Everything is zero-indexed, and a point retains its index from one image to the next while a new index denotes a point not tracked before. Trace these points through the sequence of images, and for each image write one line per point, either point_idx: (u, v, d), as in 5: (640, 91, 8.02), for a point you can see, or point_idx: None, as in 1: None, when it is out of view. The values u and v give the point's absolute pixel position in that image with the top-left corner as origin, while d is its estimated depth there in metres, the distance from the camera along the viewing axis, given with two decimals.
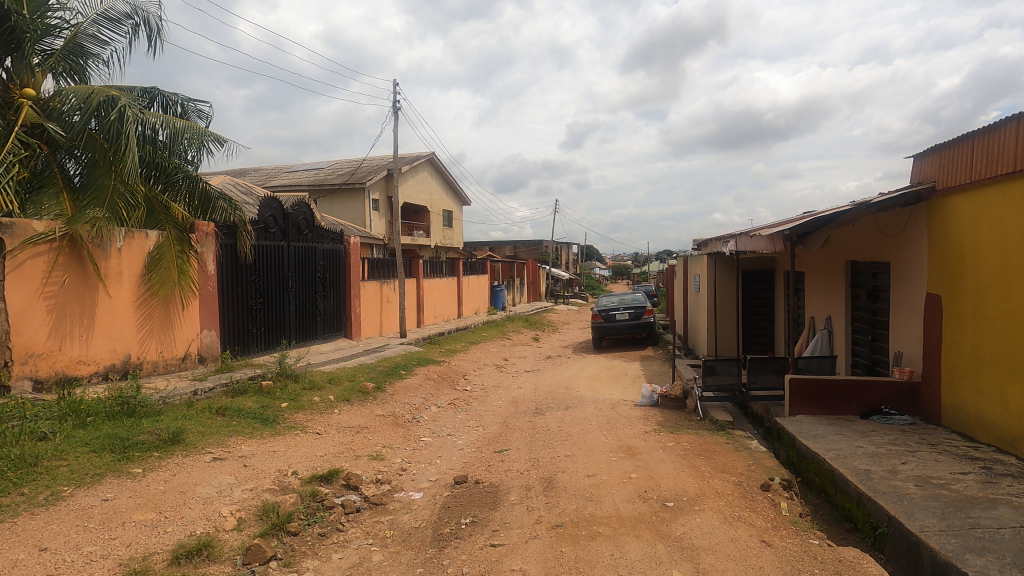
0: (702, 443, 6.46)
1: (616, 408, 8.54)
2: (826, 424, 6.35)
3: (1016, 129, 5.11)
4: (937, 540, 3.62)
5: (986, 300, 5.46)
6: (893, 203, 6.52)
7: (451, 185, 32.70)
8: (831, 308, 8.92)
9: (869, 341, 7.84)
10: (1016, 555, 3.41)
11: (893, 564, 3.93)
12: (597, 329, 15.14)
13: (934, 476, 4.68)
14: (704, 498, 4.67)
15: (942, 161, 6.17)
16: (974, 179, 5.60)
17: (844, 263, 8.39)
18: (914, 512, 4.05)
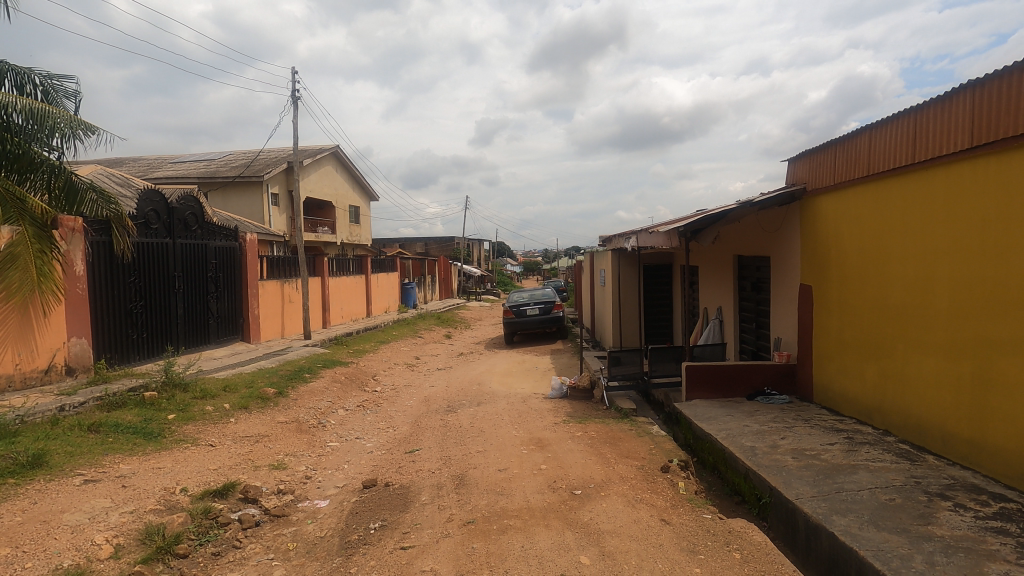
0: (608, 431, 6.74)
1: (527, 401, 8.68)
2: (718, 407, 6.85)
3: (868, 139, 5.80)
4: (810, 506, 4.04)
5: (847, 289, 6.14)
6: (772, 202, 7.16)
7: (357, 180, 31.67)
8: (721, 299, 9.65)
9: (753, 328, 8.58)
10: (871, 512, 3.88)
11: (774, 531, 4.34)
12: (508, 324, 15.30)
13: (807, 448, 5.22)
14: (610, 484, 4.88)
15: (811, 164, 6.87)
16: (837, 182, 6.28)
17: (732, 257, 9.09)
18: (791, 482, 4.48)
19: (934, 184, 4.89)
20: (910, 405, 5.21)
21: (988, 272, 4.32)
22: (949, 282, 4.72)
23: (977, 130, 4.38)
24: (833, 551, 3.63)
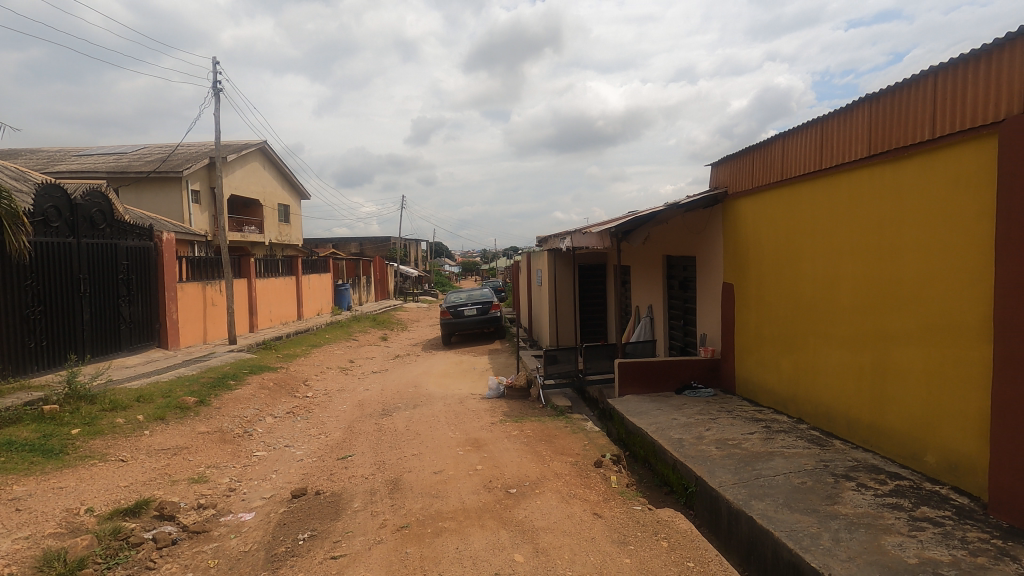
0: (544, 428, 6.83)
1: (464, 402, 8.64)
2: (648, 401, 7.10)
3: (781, 147, 6.21)
4: (731, 492, 4.26)
5: (765, 287, 6.53)
6: (697, 205, 7.50)
7: (287, 177, 30.43)
8: (652, 298, 10.01)
9: (681, 325, 8.96)
10: (786, 495, 4.14)
11: (700, 518, 4.55)
12: (445, 325, 15.18)
13: (729, 437, 5.51)
14: (544, 481, 4.94)
15: (731, 169, 7.27)
16: (755, 186, 6.67)
17: (661, 257, 9.46)
18: (714, 471, 4.71)
19: (839, 189, 5.29)
20: (820, 394, 5.60)
21: (884, 270, 4.72)
22: (851, 279, 5.12)
23: (875, 139, 4.79)
24: (752, 534, 3.84)
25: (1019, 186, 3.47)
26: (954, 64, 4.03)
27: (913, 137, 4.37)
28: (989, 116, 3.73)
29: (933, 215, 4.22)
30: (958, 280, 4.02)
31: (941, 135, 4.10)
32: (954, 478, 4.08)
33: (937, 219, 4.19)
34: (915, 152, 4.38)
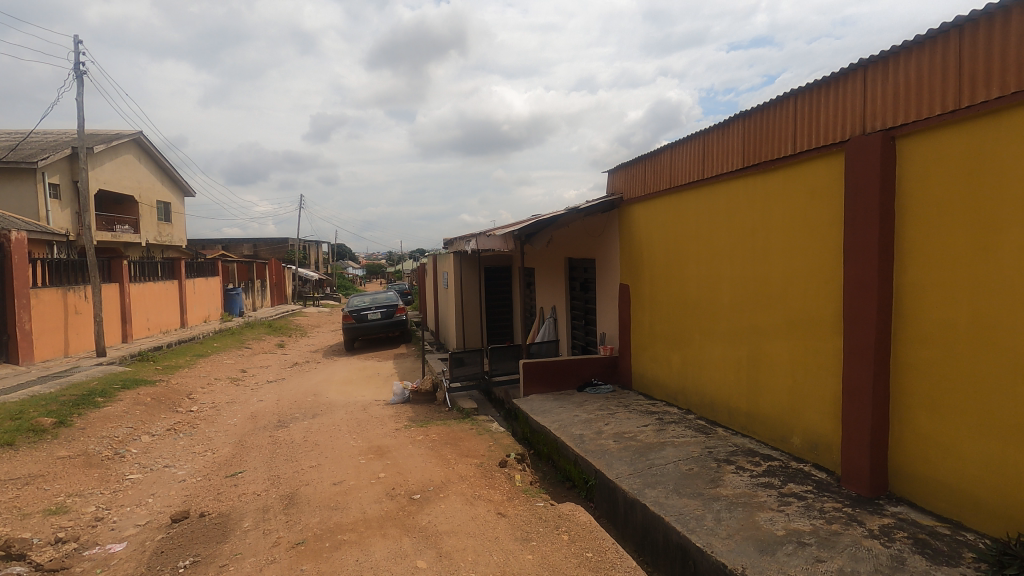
0: (449, 432, 6.79)
1: (367, 409, 8.38)
2: (552, 400, 7.30)
3: (669, 157, 6.64)
4: (627, 482, 4.49)
5: (657, 287, 6.97)
6: (595, 209, 7.82)
7: (167, 172, 27.84)
8: (555, 299, 10.30)
9: (582, 324, 9.31)
10: (675, 481, 4.44)
11: (600, 509, 4.76)
12: (348, 330, 14.63)
13: (626, 431, 5.80)
14: (449, 485, 4.92)
15: (626, 176, 7.67)
16: (647, 193, 7.09)
17: (563, 260, 9.76)
18: (612, 463, 4.94)
19: (718, 197, 5.76)
20: (706, 387, 6.05)
21: (757, 271, 5.20)
22: (730, 279, 5.59)
23: (748, 153, 5.27)
24: (646, 521, 4.07)
25: (860, 197, 3.97)
26: (810, 88, 4.54)
27: (778, 152, 4.87)
28: (838, 135, 4.24)
29: (795, 222, 4.72)
30: (815, 280, 4.52)
31: (801, 151, 4.60)
32: (814, 456, 4.59)
33: (798, 226, 4.69)
34: (780, 165, 4.87)
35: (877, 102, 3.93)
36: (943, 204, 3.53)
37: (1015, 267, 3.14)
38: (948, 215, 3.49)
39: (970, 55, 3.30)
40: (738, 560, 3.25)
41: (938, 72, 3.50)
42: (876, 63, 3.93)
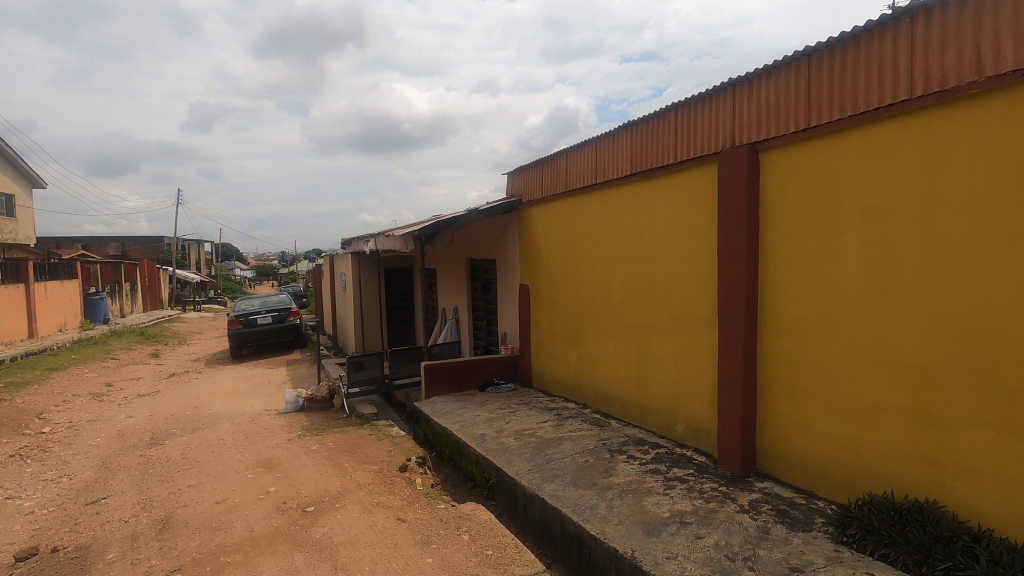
0: (347, 439, 6.55)
1: (256, 420, 7.84)
2: (454, 401, 7.28)
3: (564, 161, 6.88)
4: (526, 478, 4.60)
5: (555, 287, 7.19)
6: (495, 211, 7.90)
7: (10, 160, 24.22)
8: (457, 300, 10.28)
9: (484, 324, 9.38)
10: (572, 474, 4.62)
11: (501, 507, 4.83)
12: (234, 336, 13.59)
13: (526, 428, 5.93)
14: (346, 494, 4.74)
15: (525, 179, 7.84)
16: (545, 196, 7.29)
17: (464, 260, 9.77)
18: (512, 460, 5.04)
19: (610, 201, 6.06)
20: (601, 381, 6.35)
21: (645, 272, 5.54)
22: (621, 279, 5.91)
23: (636, 160, 5.60)
24: (544, 515, 4.19)
25: (731, 204, 4.37)
26: (688, 103, 4.92)
27: (662, 160, 5.22)
28: (712, 147, 4.63)
29: (677, 226, 5.08)
30: (695, 279, 4.91)
31: (681, 160, 4.97)
32: (696, 441, 4.98)
33: (680, 229, 5.06)
34: (664, 173, 5.22)
35: (744, 118, 4.35)
36: (798, 211, 3.98)
37: (854, 268, 3.62)
38: (802, 222, 3.95)
39: (817, 81, 3.76)
40: (628, 544, 3.45)
41: (793, 94, 3.95)
42: (743, 82, 4.35)
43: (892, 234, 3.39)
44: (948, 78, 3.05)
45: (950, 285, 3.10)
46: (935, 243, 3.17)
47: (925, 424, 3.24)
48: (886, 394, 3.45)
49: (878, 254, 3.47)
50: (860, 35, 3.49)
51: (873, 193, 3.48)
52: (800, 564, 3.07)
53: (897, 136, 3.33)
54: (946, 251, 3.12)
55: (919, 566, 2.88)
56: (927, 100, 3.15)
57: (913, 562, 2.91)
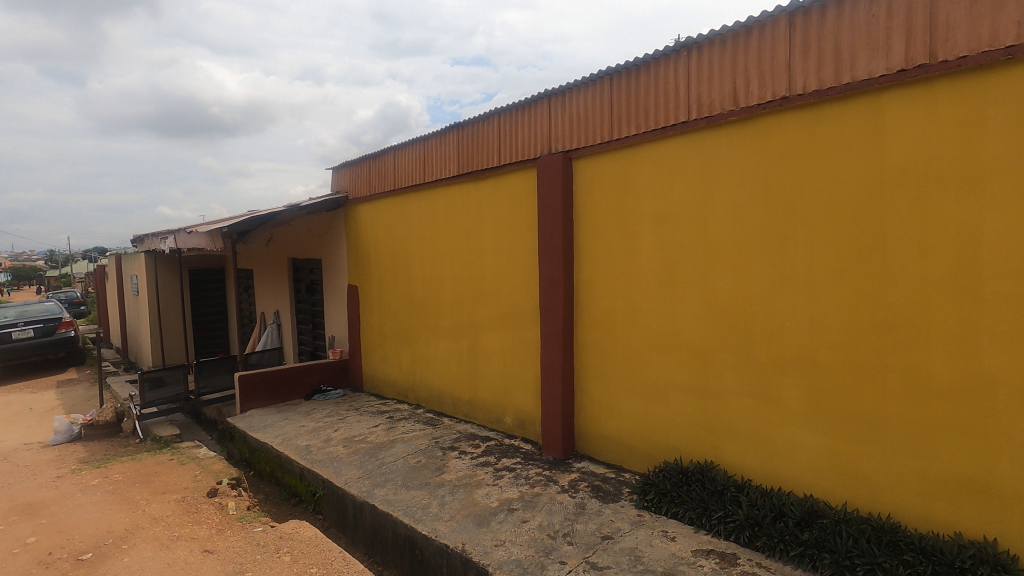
0: (140, 468, 5.63)
1: (10, 458, 6.35)
2: (275, 412, 6.70)
3: (392, 158, 6.74)
4: (356, 486, 4.42)
5: (385, 287, 7.02)
6: (319, 207, 7.44)
7: None
8: (277, 303, 9.47)
9: (309, 328, 8.78)
10: (403, 476, 4.55)
11: (329, 520, 4.57)
12: None
13: (356, 434, 5.69)
14: (137, 532, 4.08)
15: (351, 175, 7.52)
16: (373, 193, 7.07)
17: (286, 260, 9.04)
18: (340, 469, 4.80)
19: (439, 200, 6.09)
20: (433, 380, 6.36)
21: (474, 271, 5.68)
22: (451, 278, 5.98)
23: (462, 161, 5.71)
24: (375, 521, 4.07)
25: (549, 207, 4.68)
26: (510, 108, 5.15)
27: (487, 162, 5.39)
28: (532, 152, 4.92)
29: (502, 226, 5.30)
30: (519, 277, 5.16)
31: (505, 163, 5.19)
32: (522, 430, 5.25)
33: (505, 230, 5.28)
34: (489, 175, 5.40)
35: (559, 127, 4.69)
36: (604, 215, 4.42)
37: (648, 265, 4.13)
38: (607, 224, 4.40)
39: (618, 98, 4.21)
40: (458, 538, 3.51)
41: (598, 109, 4.37)
42: (558, 94, 4.69)
43: (677, 236, 3.94)
44: (714, 106, 3.64)
45: (719, 278, 3.71)
46: (708, 243, 3.75)
47: (703, 396, 3.83)
48: (675, 374, 4.00)
49: (667, 253, 4.00)
50: (651, 62, 3.99)
51: (662, 199, 4.01)
52: (610, 532, 3.42)
53: (679, 151, 3.88)
54: (716, 249, 3.71)
55: (700, 518, 3.42)
56: (700, 123, 3.72)
57: (696, 515, 3.44)
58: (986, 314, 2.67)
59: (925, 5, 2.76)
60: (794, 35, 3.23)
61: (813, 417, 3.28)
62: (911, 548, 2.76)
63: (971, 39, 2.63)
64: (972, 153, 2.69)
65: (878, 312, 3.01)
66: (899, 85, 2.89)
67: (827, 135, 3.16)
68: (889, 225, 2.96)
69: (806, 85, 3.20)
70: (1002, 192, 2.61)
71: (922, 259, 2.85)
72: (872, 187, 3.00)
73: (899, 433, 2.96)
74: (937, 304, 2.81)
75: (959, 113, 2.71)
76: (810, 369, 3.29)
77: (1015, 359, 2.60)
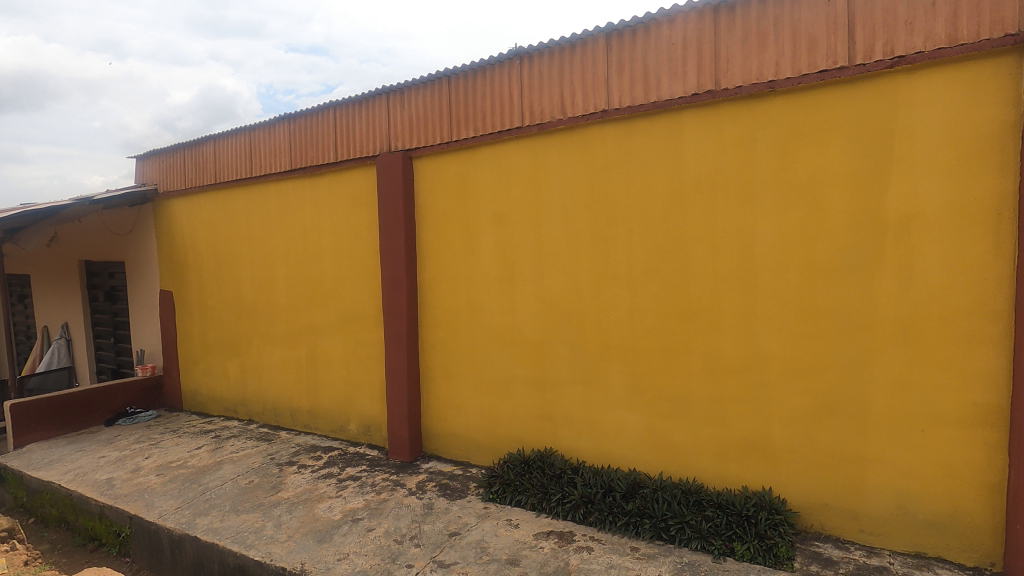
0: None
1: None
2: (64, 444, 5.62)
3: (212, 148, 6.05)
4: (173, 519, 3.89)
5: (206, 292, 6.29)
6: (119, 201, 6.40)
7: None
8: (65, 314, 7.96)
9: (111, 342, 7.52)
10: (233, 500, 4.12)
11: (139, 561, 3.97)
12: None
13: (173, 460, 5.02)
14: None
15: (161, 165, 6.60)
16: (190, 187, 6.28)
17: (76, 263, 7.63)
18: (153, 502, 4.19)
19: (269, 197, 5.62)
20: (267, 392, 5.87)
21: (311, 272, 5.34)
22: (285, 281, 5.56)
23: (294, 155, 5.33)
24: (197, 555, 3.62)
25: (390, 206, 4.58)
26: (347, 103, 4.94)
27: (322, 158, 5.11)
28: (371, 150, 4.77)
29: (341, 226, 5.07)
30: (361, 279, 4.98)
31: (342, 160, 4.97)
32: (368, 437, 5.08)
33: (344, 229, 5.05)
34: (325, 171, 5.12)
35: (399, 125, 4.61)
36: (446, 215, 4.45)
37: (490, 264, 4.25)
38: (449, 224, 4.44)
39: (456, 100, 4.27)
40: (297, 558, 3.27)
41: (437, 109, 4.39)
42: (396, 92, 4.62)
43: (515, 236, 4.11)
44: (546, 114, 3.86)
45: (553, 276, 3.95)
46: (543, 242, 3.98)
47: (542, 388, 4.05)
48: (516, 368, 4.18)
49: (506, 252, 4.16)
50: (487, 67, 4.11)
51: (501, 201, 4.16)
52: (457, 528, 3.46)
53: (515, 156, 4.06)
54: (550, 248, 3.95)
55: (541, 503, 3.62)
56: (533, 129, 3.92)
57: (537, 501, 3.64)
58: (762, 302, 3.21)
59: (711, 39, 3.24)
60: (611, 54, 3.57)
61: (634, 400, 3.66)
62: (711, 504, 3.23)
63: (744, 72, 3.15)
64: (748, 167, 3.21)
65: (684, 303, 3.45)
66: (693, 106, 3.34)
67: (640, 147, 3.54)
68: (689, 227, 3.41)
69: (622, 101, 3.54)
70: (769, 200, 3.16)
71: (715, 257, 3.33)
72: (676, 193, 3.44)
73: (702, 407, 3.43)
74: (726, 294, 3.31)
75: (738, 132, 3.22)
76: (632, 357, 3.66)
77: (782, 337, 3.17)
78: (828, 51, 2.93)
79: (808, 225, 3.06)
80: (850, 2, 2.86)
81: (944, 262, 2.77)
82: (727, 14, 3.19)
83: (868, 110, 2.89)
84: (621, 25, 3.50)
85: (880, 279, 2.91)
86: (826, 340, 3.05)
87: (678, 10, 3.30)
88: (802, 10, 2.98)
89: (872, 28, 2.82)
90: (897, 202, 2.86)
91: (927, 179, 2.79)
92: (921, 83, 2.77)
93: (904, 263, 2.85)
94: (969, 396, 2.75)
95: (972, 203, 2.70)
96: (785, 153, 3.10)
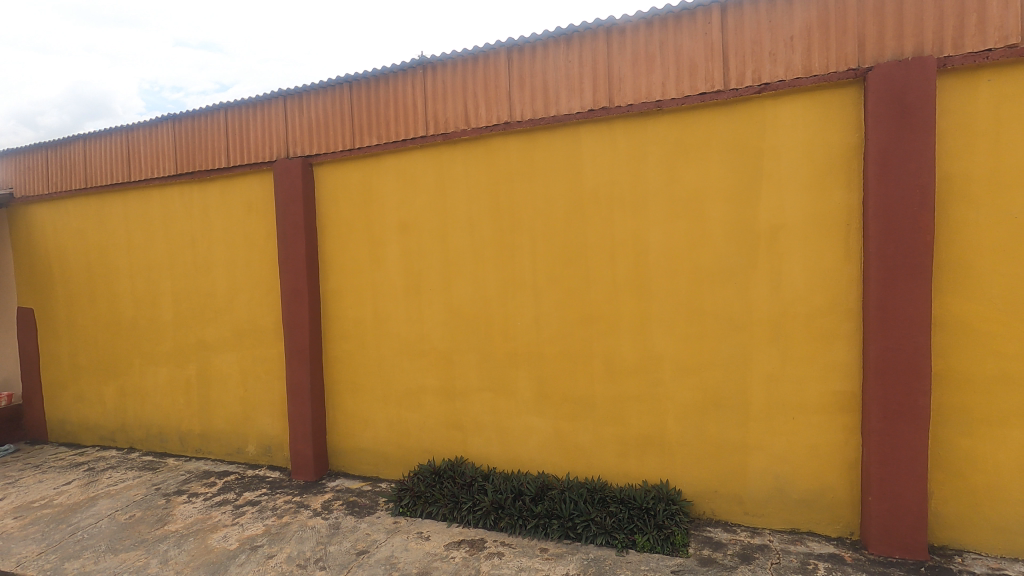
0: None
1: None
2: None
3: (81, 148, 5.47)
4: (34, 566, 3.44)
5: (76, 309, 5.65)
6: None
7: None
8: None
9: None
10: (110, 538, 3.72)
11: None
12: None
13: (35, 499, 4.43)
14: None
15: (17, 166, 5.85)
16: (55, 191, 5.62)
17: None
18: (9, 549, 3.67)
19: (152, 203, 5.16)
20: (151, 416, 5.36)
21: (201, 285, 4.97)
22: (172, 294, 5.13)
23: (180, 158, 4.95)
24: None
25: (289, 214, 4.38)
26: (240, 105, 4.68)
27: (213, 163, 4.79)
28: (267, 155, 4.54)
29: (235, 235, 4.77)
30: (258, 290, 4.71)
31: (235, 165, 4.69)
32: (268, 458, 4.80)
33: (238, 239, 4.76)
34: (216, 176, 4.80)
35: (298, 131, 4.44)
36: (350, 223, 4.33)
37: (396, 273, 4.19)
38: (353, 233, 4.32)
39: (359, 107, 4.19)
40: None
41: (339, 115, 4.27)
42: (295, 96, 4.44)
43: (422, 245, 4.08)
44: (450, 124, 3.88)
45: (460, 285, 3.97)
46: (450, 251, 3.99)
47: (452, 397, 4.05)
48: (425, 378, 4.14)
49: (413, 261, 4.12)
50: (390, 75, 4.07)
51: (407, 209, 4.11)
52: (365, 546, 3.36)
53: (420, 164, 4.04)
54: (457, 257, 3.97)
55: (452, 512, 3.61)
56: (437, 139, 3.93)
57: (448, 510, 3.62)
58: (655, 305, 3.43)
59: (605, 59, 3.43)
60: (513, 68, 3.66)
61: (542, 404, 3.76)
62: (614, 500, 3.39)
63: (635, 91, 3.36)
64: (640, 180, 3.42)
65: (585, 308, 3.60)
66: (591, 121, 3.52)
67: (542, 159, 3.67)
68: (589, 235, 3.57)
69: (523, 113, 3.65)
70: (660, 211, 3.39)
71: (612, 264, 3.52)
72: (577, 203, 3.59)
73: (604, 407, 3.59)
74: (623, 299, 3.50)
75: (630, 147, 3.43)
76: (538, 362, 3.75)
77: (673, 339, 3.40)
78: (707, 76, 3.21)
79: (693, 234, 3.32)
80: (725, 32, 3.16)
81: (807, 268, 3.11)
82: (618, 37, 3.40)
83: (741, 131, 3.20)
84: (521, 40, 3.62)
85: (755, 283, 3.21)
86: (712, 340, 3.32)
87: (574, 30, 3.46)
88: (684, 38, 3.24)
89: (742, 57, 3.13)
90: (768, 214, 3.18)
91: (791, 193, 3.13)
92: (785, 108, 3.11)
93: (775, 269, 3.17)
94: (830, 385, 3.10)
95: (828, 215, 3.07)
96: (672, 168, 3.34)
